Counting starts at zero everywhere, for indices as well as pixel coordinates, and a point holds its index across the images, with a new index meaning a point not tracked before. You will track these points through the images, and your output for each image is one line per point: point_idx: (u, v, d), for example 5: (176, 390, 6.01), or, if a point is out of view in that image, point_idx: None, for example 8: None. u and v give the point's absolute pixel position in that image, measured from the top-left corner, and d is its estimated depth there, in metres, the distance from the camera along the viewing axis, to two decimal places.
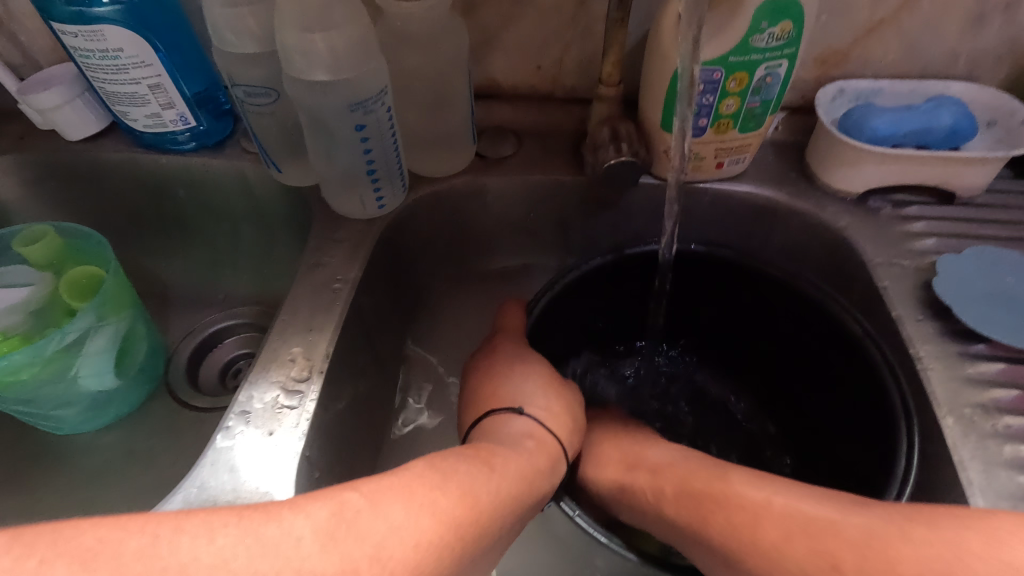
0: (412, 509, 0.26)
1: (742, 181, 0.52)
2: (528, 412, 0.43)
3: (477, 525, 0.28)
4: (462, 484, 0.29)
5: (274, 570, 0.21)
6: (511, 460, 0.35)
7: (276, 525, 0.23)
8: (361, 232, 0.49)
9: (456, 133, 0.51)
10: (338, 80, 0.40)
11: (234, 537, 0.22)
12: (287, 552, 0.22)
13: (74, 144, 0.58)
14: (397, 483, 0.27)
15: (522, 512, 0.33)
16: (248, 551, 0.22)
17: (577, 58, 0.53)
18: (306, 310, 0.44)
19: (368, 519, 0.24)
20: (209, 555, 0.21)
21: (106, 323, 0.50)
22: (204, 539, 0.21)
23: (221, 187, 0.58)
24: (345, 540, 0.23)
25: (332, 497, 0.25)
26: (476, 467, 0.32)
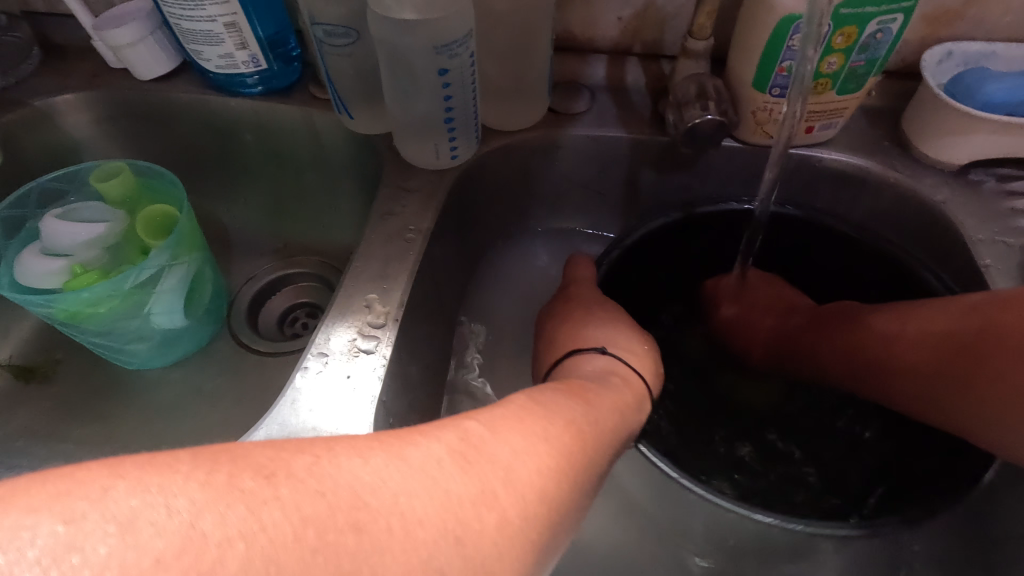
0: (529, 437, 0.26)
1: (831, 148, 0.49)
2: (612, 351, 0.42)
3: (588, 455, 0.28)
4: (569, 412, 0.30)
5: (425, 488, 0.21)
6: (604, 395, 0.35)
7: (414, 450, 0.23)
8: (433, 182, 0.48)
9: (533, 84, 0.49)
10: (426, 20, 0.39)
11: (384, 460, 0.22)
12: (433, 473, 0.22)
13: (145, 84, 0.58)
14: (509, 413, 0.27)
15: (620, 445, 0.33)
16: (399, 472, 0.22)
17: (662, 9, 0.50)
18: (381, 257, 0.43)
19: (493, 439, 0.25)
20: (367, 476, 0.21)
21: (180, 262, 0.50)
22: (359, 461, 0.21)
23: (289, 133, 0.58)
24: (479, 462, 0.23)
25: (459, 427, 0.25)
26: (574, 400, 0.32)
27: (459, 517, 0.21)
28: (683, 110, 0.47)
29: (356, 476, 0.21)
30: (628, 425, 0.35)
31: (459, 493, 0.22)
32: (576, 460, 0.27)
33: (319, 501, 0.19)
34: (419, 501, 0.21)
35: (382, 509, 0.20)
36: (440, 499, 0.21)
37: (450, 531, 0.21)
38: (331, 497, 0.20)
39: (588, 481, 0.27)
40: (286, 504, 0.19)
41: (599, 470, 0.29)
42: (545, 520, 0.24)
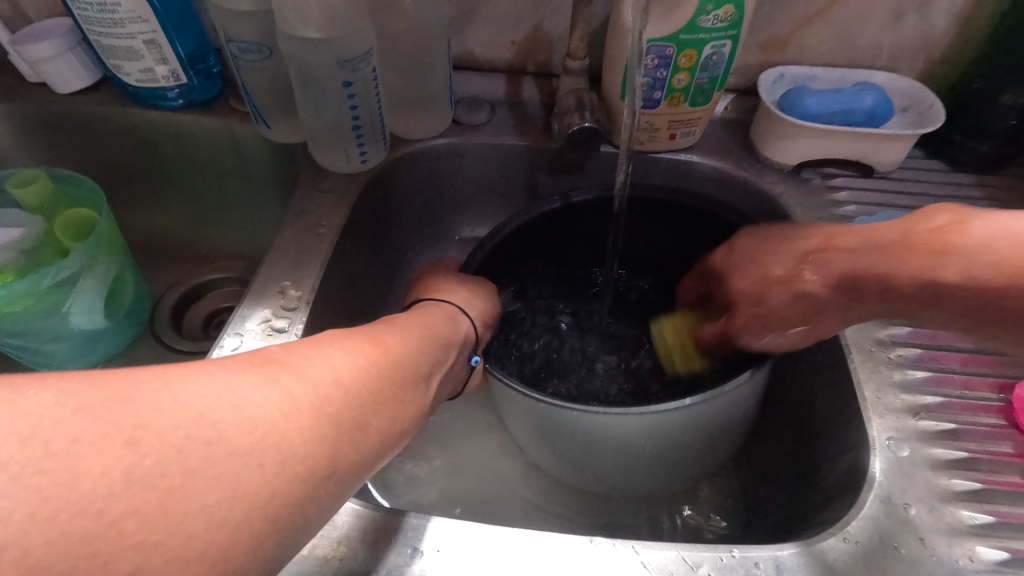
0: (320, 348, 0.31)
1: (692, 153, 0.58)
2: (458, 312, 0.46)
3: (390, 362, 0.33)
4: (384, 341, 0.35)
5: (210, 382, 0.25)
6: (421, 321, 0.41)
7: (197, 360, 0.27)
8: (345, 184, 0.53)
9: (436, 97, 0.56)
10: (329, 38, 0.44)
11: (164, 369, 0.25)
12: (211, 371, 0.26)
13: (64, 97, 0.60)
14: (307, 338, 0.32)
15: (435, 361, 0.38)
16: (176, 375, 0.25)
17: (548, 35, 0.58)
18: (295, 249, 0.48)
19: (299, 360, 0.29)
20: (143, 373, 0.24)
21: (99, 263, 0.53)
22: (153, 372, 0.24)
23: (210, 143, 0.61)
24: (263, 365, 0.28)
25: (271, 359, 0.28)
26: (387, 325, 0.38)
27: (303, 412, 0.27)
28: (565, 119, 0.54)
29: (183, 408, 0.23)
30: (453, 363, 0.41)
31: (241, 384, 0.26)
32: (385, 378, 0.32)
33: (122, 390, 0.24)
34: (200, 391, 0.24)
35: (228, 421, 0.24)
36: (267, 412, 0.25)
37: (233, 409, 0.24)
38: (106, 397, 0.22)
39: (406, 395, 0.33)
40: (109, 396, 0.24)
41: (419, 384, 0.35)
42: (336, 405, 0.28)
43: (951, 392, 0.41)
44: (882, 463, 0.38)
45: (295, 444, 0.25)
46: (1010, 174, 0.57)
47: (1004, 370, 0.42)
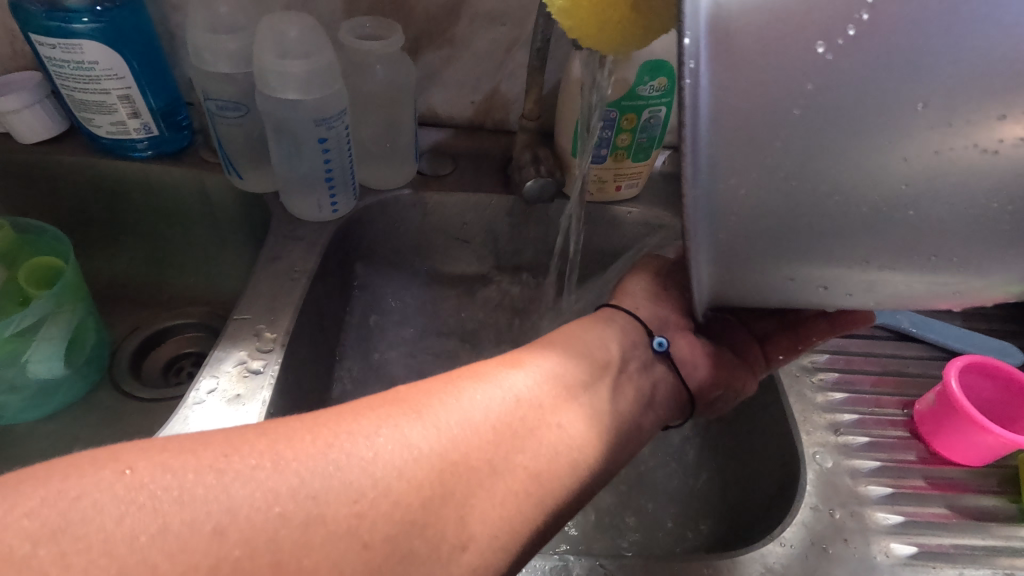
0: (466, 409, 0.32)
1: (636, 203, 0.64)
2: (611, 312, 0.44)
3: (528, 426, 0.33)
4: (540, 361, 0.37)
5: (362, 447, 0.28)
6: (588, 338, 0.40)
7: (370, 413, 0.30)
8: (316, 231, 0.56)
9: (402, 150, 0.60)
10: (306, 99, 0.48)
11: (334, 419, 0.30)
12: (365, 432, 0.29)
13: (27, 146, 0.61)
14: (461, 385, 0.34)
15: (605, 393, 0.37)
16: (343, 433, 0.29)
17: (505, 95, 0.64)
18: (269, 293, 0.50)
19: (433, 401, 0.32)
20: (321, 427, 0.29)
21: (63, 311, 0.53)
22: (335, 422, 0.29)
23: (177, 192, 0.63)
24: (408, 428, 0.30)
25: (430, 399, 0.32)
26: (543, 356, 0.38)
27: (427, 464, 0.29)
28: (522, 172, 0.60)
29: (334, 471, 0.27)
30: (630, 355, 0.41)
31: (383, 452, 0.28)
32: (528, 403, 0.34)
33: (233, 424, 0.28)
34: (340, 455, 0.28)
35: (348, 490, 0.26)
36: (400, 458, 0.28)
37: (367, 482, 0.27)
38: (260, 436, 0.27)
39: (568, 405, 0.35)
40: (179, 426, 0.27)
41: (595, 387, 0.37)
42: (462, 482, 0.29)
43: (862, 409, 0.47)
44: (810, 476, 0.43)
45: (420, 496, 0.28)
46: None
47: (905, 388, 0.49)
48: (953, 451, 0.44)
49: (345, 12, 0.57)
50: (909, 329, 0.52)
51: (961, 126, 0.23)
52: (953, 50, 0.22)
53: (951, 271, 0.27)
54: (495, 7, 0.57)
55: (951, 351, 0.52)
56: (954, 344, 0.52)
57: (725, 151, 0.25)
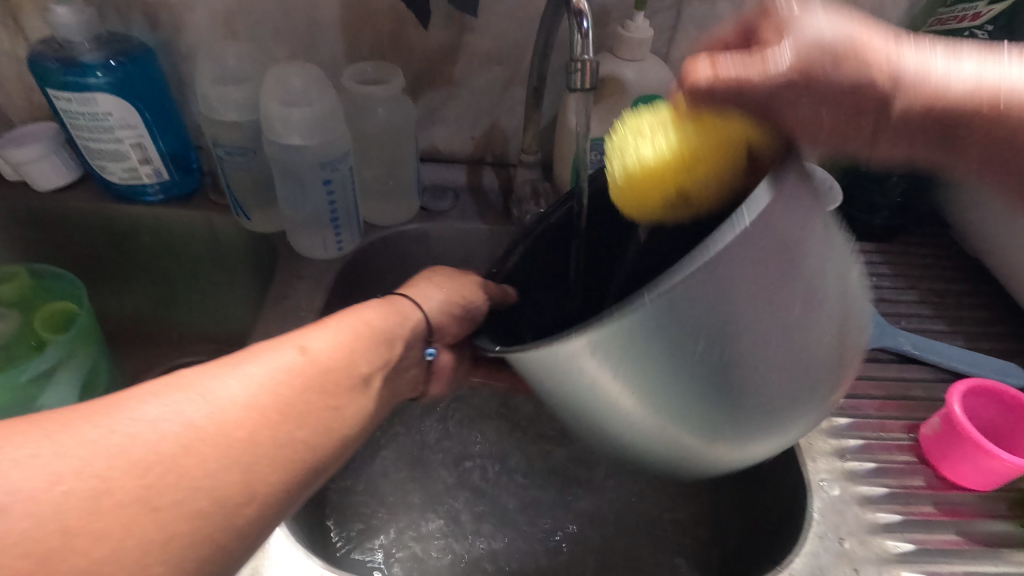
0: (275, 388, 0.31)
1: None
2: (433, 292, 0.45)
3: (307, 404, 0.32)
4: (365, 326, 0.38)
5: (161, 425, 0.28)
6: (362, 317, 0.39)
7: (192, 388, 0.30)
8: (322, 269, 0.57)
9: (405, 187, 0.62)
10: (310, 144, 0.50)
11: (157, 398, 0.29)
12: (177, 412, 0.28)
13: (43, 194, 0.63)
14: (286, 363, 0.33)
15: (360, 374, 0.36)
16: (148, 411, 0.28)
17: (503, 131, 0.66)
18: (277, 333, 0.51)
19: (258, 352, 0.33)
20: (149, 411, 0.28)
21: (77, 354, 0.54)
22: (151, 400, 0.29)
23: (187, 234, 0.65)
24: (217, 407, 0.29)
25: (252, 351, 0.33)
26: (357, 336, 0.37)
27: (248, 417, 0.30)
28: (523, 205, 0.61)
29: (150, 423, 0.27)
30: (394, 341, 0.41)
31: (178, 428, 0.28)
32: (343, 367, 0.35)
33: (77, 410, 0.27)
34: (147, 432, 0.27)
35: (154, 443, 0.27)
36: (222, 403, 0.29)
37: (161, 460, 0.27)
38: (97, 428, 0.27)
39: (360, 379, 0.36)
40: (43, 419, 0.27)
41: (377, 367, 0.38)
42: (247, 460, 0.29)
43: (868, 434, 0.47)
44: (818, 504, 0.43)
45: (231, 445, 0.28)
46: (899, 242, 0.67)
47: (910, 411, 0.49)
48: (962, 476, 0.43)
49: (347, 57, 0.59)
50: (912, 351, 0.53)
51: (705, 439, 0.30)
52: (768, 366, 0.28)
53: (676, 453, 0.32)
54: (491, 47, 0.59)
55: (955, 372, 0.52)
56: (959, 365, 0.52)
57: (699, 286, 0.25)
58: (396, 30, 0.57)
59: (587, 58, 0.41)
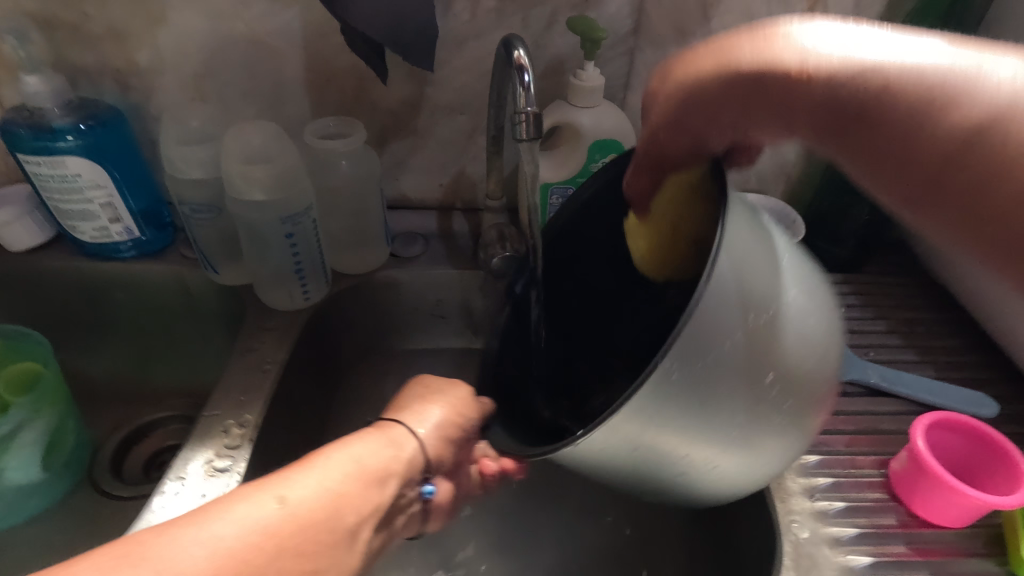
0: (294, 517, 0.31)
1: None
2: (425, 425, 0.41)
3: (305, 570, 0.30)
4: (370, 457, 0.37)
5: (170, 561, 0.28)
6: (357, 435, 0.38)
7: (191, 533, 0.29)
8: (289, 320, 0.57)
9: (373, 236, 0.63)
10: (274, 199, 0.51)
11: (172, 537, 0.29)
12: (178, 554, 0.28)
13: (16, 254, 0.63)
14: (305, 483, 0.33)
15: (363, 499, 0.34)
16: (170, 555, 0.28)
17: (471, 177, 0.67)
18: (240, 386, 0.51)
19: (291, 474, 0.33)
20: (156, 571, 0.27)
21: (41, 415, 0.53)
22: (198, 538, 0.29)
23: (159, 290, 0.65)
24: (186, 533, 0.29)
25: (261, 486, 0.32)
26: (359, 469, 0.35)
27: (273, 538, 0.30)
28: (488, 249, 0.62)
29: (199, 537, 0.29)
30: (410, 466, 0.39)
31: (221, 537, 0.29)
32: (334, 516, 0.33)
33: (114, 559, 0.28)
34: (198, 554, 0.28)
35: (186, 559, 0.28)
36: (191, 561, 0.28)
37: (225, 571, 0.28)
38: (102, 551, 0.28)
39: (352, 516, 0.33)
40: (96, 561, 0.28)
41: (372, 514, 0.35)
42: None
43: (838, 472, 0.46)
44: (787, 548, 0.42)
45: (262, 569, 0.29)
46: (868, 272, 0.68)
47: (882, 446, 0.48)
48: (933, 513, 0.42)
49: (313, 113, 0.61)
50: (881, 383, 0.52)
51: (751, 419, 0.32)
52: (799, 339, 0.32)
53: (745, 438, 0.33)
54: (454, 100, 0.61)
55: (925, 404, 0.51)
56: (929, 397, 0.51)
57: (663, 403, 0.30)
58: (359, 86, 0.59)
59: (528, 110, 0.43)
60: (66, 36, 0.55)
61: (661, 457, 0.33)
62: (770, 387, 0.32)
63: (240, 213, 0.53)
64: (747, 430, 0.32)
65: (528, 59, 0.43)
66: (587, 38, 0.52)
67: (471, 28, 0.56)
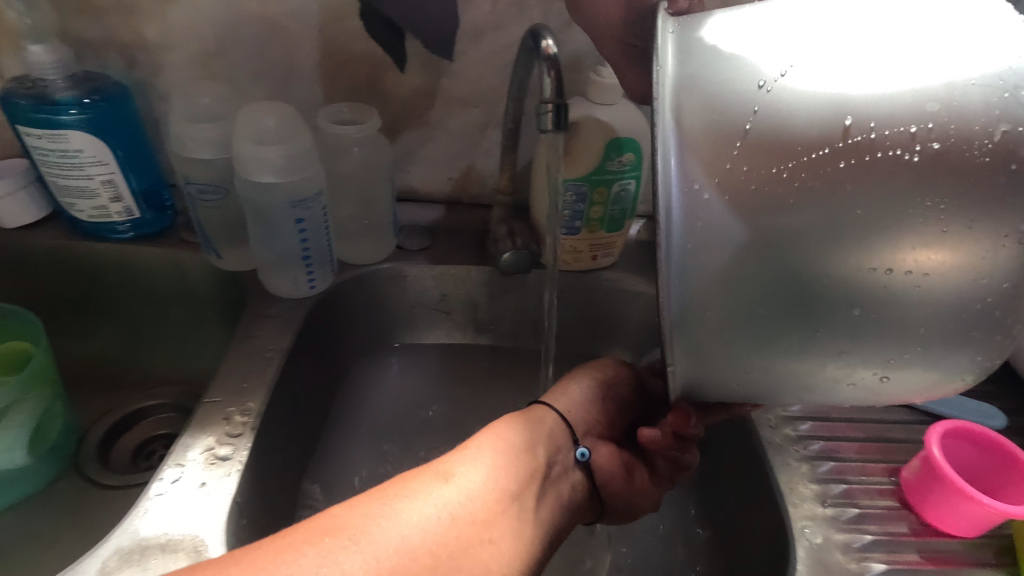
0: (441, 507, 0.33)
1: (614, 270, 0.65)
2: (581, 390, 0.49)
3: (480, 557, 0.33)
4: (522, 440, 0.41)
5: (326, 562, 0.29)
6: (510, 418, 0.43)
7: (366, 530, 0.31)
8: (292, 309, 0.56)
9: (381, 227, 0.62)
10: (285, 183, 0.50)
11: (380, 519, 0.32)
12: (329, 547, 0.30)
13: (7, 231, 0.61)
14: (430, 477, 0.35)
15: (523, 468, 0.38)
16: (330, 552, 0.30)
17: (480, 172, 0.66)
18: (241, 373, 0.49)
19: (399, 495, 0.34)
20: (311, 563, 0.29)
21: (30, 396, 0.51)
22: (363, 533, 0.31)
23: (156, 274, 0.63)
24: (342, 526, 0.31)
25: (400, 485, 0.34)
26: (512, 450, 0.39)
27: (449, 529, 0.32)
28: (498, 244, 0.61)
29: (389, 540, 0.31)
30: (563, 443, 0.44)
31: (390, 538, 0.31)
32: (484, 502, 0.35)
33: (265, 546, 0.30)
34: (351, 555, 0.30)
35: (392, 543, 0.31)
36: (378, 551, 0.30)
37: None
38: (263, 542, 0.31)
39: (508, 498, 0.36)
40: (246, 554, 0.30)
41: (527, 491, 0.38)
42: None
43: (849, 478, 0.46)
44: (801, 553, 0.41)
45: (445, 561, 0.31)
46: None
47: (891, 455, 0.48)
48: (945, 522, 0.42)
49: (324, 99, 0.60)
50: None
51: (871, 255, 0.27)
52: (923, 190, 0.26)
53: (884, 351, 0.29)
54: (469, 92, 0.60)
55: (933, 413, 0.52)
56: (938, 407, 0.51)
57: (722, 275, 0.29)
58: (374, 73, 0.58)
59: (554, 100, 0.42)
60: (73, 7, 0.53)
61: (787, 349, 0.30)
62: (872, 145, 0.26)
63: (250, 197, 0.51)
64: (904, 332, 0.28)
65: (556, 49, 0.42)
66: None
67: (490, 19, 0.55)
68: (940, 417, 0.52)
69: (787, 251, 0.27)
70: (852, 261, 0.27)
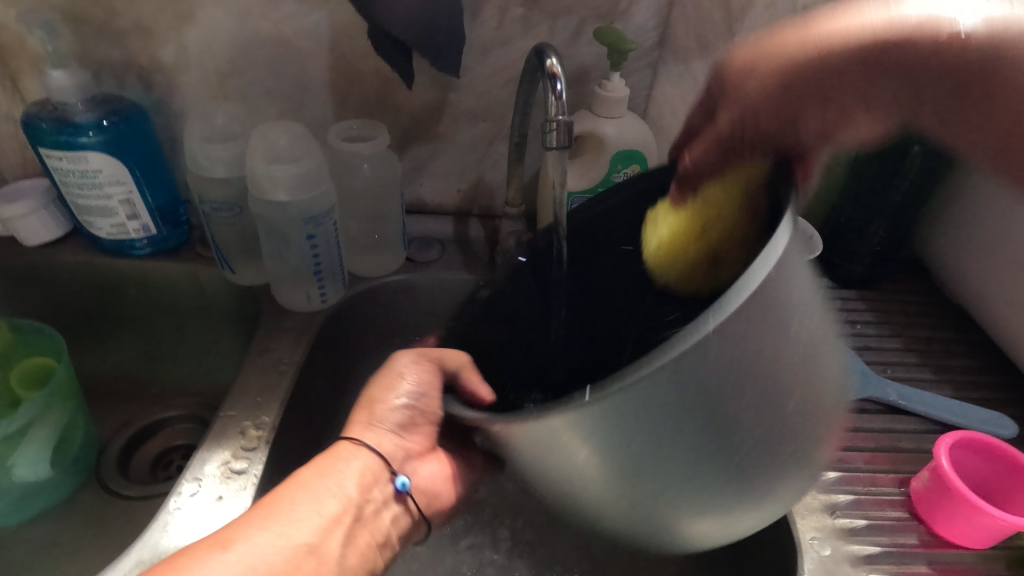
0: (244, 569, 0.32)
1: None
2: (404, 400, 0.47)
3: None
4: (347, 492, 0.40)
5: None
6: (331, 462, 0.41)
7: None
8: (305, 322, 0.57)
9: (392, 240, 0.63)
10: (297, 200, 0.51)
11: None
12: None
13: (31, 249, 0.63)
14: (236, 532, 0.34)
15: (330, 525, 0.37)
16: None
17: (489, 183, 0.67)
18: (257, 387, 0.51)
19: (251, 528, 0.35)
20: None
21: (53, 411, 0.53)
22: None
23: (172, 289, 0.65)
24: None
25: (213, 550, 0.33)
26: (330, 500, 0.38)
27: None
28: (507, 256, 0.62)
29: None
30: (382, 478, 0.43)
31: None
32: (294, 560, 0.34)
33: None
34: None
35: None
36: None
37: None
38: None
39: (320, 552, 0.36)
40: None
41: (341, 541, 0.37)
42: None
43: (859, 489, 0.46)
44: (809, 565, 0.42)
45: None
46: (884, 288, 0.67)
47: (901, 465, 0.48)
48: (956, 534, 0.42)
49: (335, 115, 0.61)
50: (899, 401, 0.52)
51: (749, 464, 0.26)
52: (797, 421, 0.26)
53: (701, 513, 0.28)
54: (476, 106, 0.61)
55: (944, 423, 0.51)
56: (949, 417, 0.51)
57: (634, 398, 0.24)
58: (383, 90, 0.59)
59: (560, 118, 0.43)
60: (93, 32, 0.55)
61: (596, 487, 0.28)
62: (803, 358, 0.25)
63: (264, 214, 0.53)
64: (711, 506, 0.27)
65: (561, 67, 0.43)
66: (616, 49, 0.52)
67: (497, 36, 0.56)
68: (951, 426, 0.51)
69: (719, 410, 0.24)
70: (751, 483, 0.26)
